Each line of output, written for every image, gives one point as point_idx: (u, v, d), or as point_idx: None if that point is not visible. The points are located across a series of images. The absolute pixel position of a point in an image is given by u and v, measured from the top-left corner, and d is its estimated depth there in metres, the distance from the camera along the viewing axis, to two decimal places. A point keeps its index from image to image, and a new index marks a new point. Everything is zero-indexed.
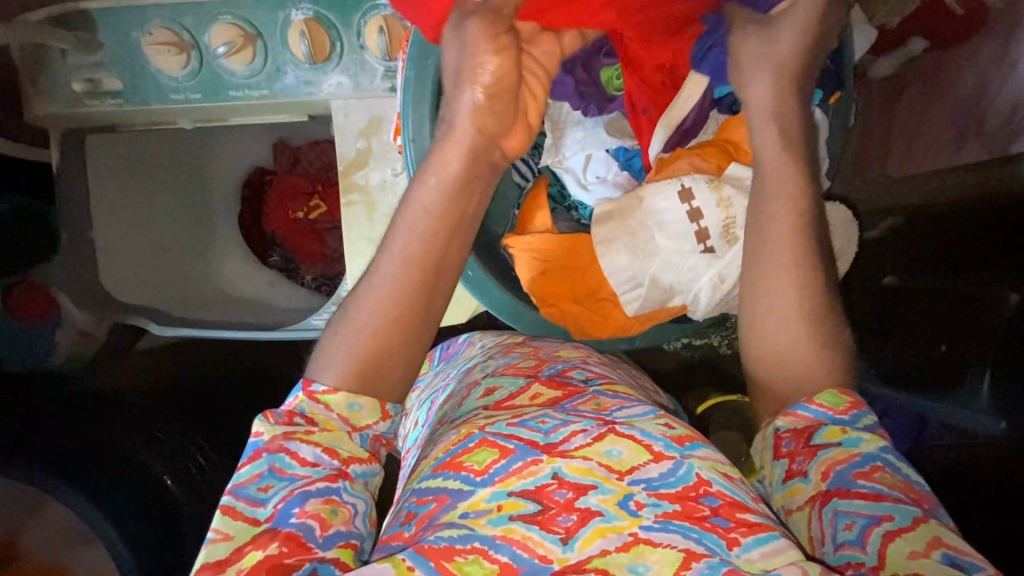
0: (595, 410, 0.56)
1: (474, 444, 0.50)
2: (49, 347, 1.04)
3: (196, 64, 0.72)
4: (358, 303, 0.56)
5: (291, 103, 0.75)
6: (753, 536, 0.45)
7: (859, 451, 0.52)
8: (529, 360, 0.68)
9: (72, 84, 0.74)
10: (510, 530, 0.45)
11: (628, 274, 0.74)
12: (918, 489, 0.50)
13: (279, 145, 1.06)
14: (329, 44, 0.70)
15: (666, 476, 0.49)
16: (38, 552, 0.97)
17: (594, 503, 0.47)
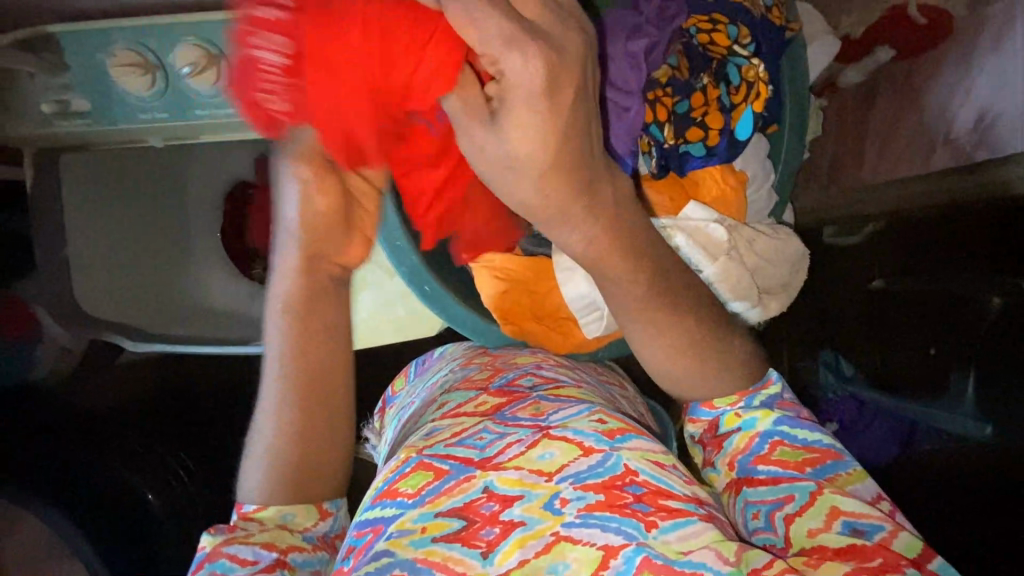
0: (533, 415, 0.56)
1: (411, 469, 0.52)
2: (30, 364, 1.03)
3: (162, 85, 0.73)
4: (258, 434, 0.59)
5: None
6: (670, 520, 0.47)
7: (755, 426, 0.59)
8: (483, 372, 0.69)
9: (42, 107, 0.75)
10: (432, 552, 0.46)
11: (585, 299, 0.73)
12: (817, 449, 0.56)
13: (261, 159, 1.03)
14: None
15: (593, 467, 0.50)
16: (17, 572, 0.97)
17: (518, 513, 0.48)
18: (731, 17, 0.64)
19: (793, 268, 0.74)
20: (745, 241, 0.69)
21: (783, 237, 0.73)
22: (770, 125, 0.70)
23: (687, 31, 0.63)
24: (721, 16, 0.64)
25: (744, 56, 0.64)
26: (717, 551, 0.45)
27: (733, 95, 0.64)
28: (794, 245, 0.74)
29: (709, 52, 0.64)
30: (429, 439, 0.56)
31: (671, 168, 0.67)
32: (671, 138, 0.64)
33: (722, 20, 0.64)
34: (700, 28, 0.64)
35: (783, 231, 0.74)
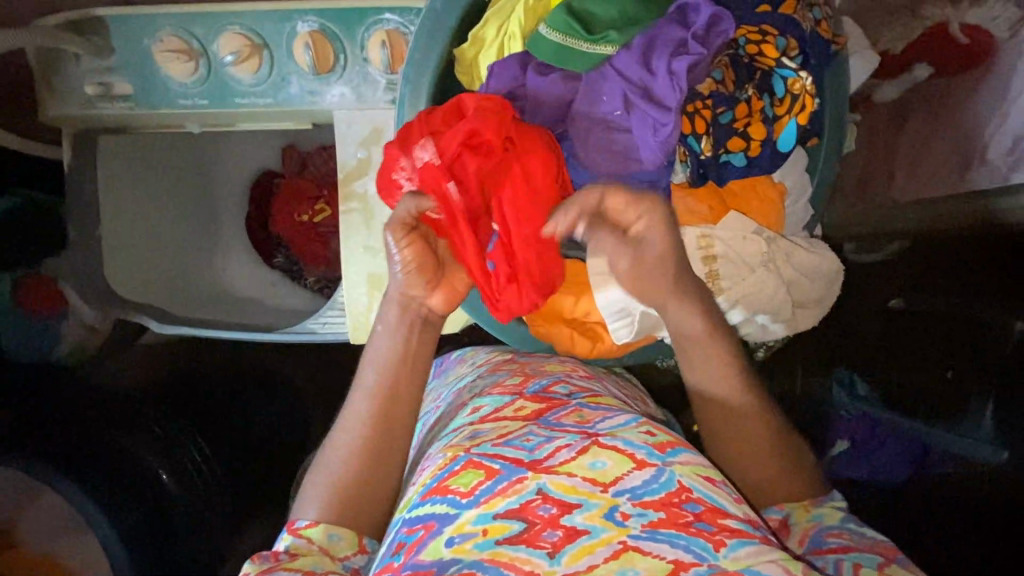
0: (577, 423, 0.58)
1: (461, 467, 0.53)
2: (54, 340, 1.04)
3: (204, 71, 0.74)
4: (335, 445, 0.64)
5: (295, 112, 0.77)
6: (736, 538, 0.47)
7: (825, 521, 0.61)
8: (515, 378, 0.70)
9: (85, 88, 0.76)
10: (497, 553, 0.46)
11: (618, 305, 0.72)
12: (887, 546, 0.57)
13: (289, 150, 1.08)
14: (334, 56, 0.72)
15: (649, 483, 0.50)
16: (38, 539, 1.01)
17: (580, 521, 0.48)
18: (779, 28, 0.63)
19: (827, 285, 0.74)
20: (782, 252, 0.70)
21: (818, 251, 0.73)
22: (811, 138, 0.69)
23: (733, 43, 0.64)
24: (770, 27, 0.64)
25: (791, 67, 0.63)
26: (785, 566, 0.45)
27: (777, 106, 0.64)
28: (829, 260, 0.73)
29: (755, 64, 0.64)
30: (474, 438, 0.58)
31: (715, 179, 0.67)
32: (714, 148, 0.65)
33: (770, 31, 0.64)
34: (748, 40, 0.64)
35: (817, 244, 0.74)
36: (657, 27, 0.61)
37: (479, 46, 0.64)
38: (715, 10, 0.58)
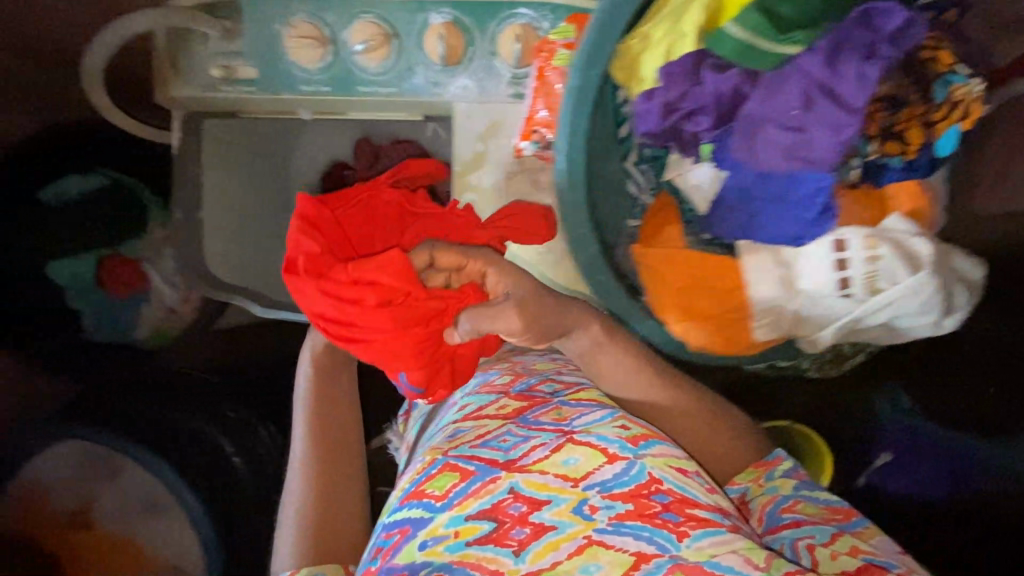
0: (555, 420, 0.62)
1: (437, 471, 0.58)
2: (133, 322, 1.11)
3: (331, 58, 0.75)
4: (293, 495, 0.67)
5: (416, 102, 0.77)
6: (701, 529, 0.51)
7: (778, 494, 0.62)
8: (505, 376, 0.72)
9: (210, 70, 0.77)
10: (467, 554, 0.52)
11: (772, 300, 0.65)
12: (840, 509, 0.60)
13: (360, 140, 0.96)
14: (463, 48, 0.73)
15: (619, 476, 0.55)
16: (111, 520, 1.01)
17: (548, 517, 0.53)
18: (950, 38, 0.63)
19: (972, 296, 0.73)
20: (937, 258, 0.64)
21: (972, 264, 0.73)
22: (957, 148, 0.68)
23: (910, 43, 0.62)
24: (942, 37, 0.63)
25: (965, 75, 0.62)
26: (745, 556, 0.50)
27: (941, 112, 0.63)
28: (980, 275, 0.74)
29: (932, 67, 0.62)
30: (452, 441, 0.63)
31: (869, 181, 0.66)
32: (878, 147, 0.63)
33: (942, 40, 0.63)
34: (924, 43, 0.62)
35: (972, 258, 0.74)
36: (841, 28, 0.56)
37: (646, 42, 0.58)
38: (908, 14, 0.55)
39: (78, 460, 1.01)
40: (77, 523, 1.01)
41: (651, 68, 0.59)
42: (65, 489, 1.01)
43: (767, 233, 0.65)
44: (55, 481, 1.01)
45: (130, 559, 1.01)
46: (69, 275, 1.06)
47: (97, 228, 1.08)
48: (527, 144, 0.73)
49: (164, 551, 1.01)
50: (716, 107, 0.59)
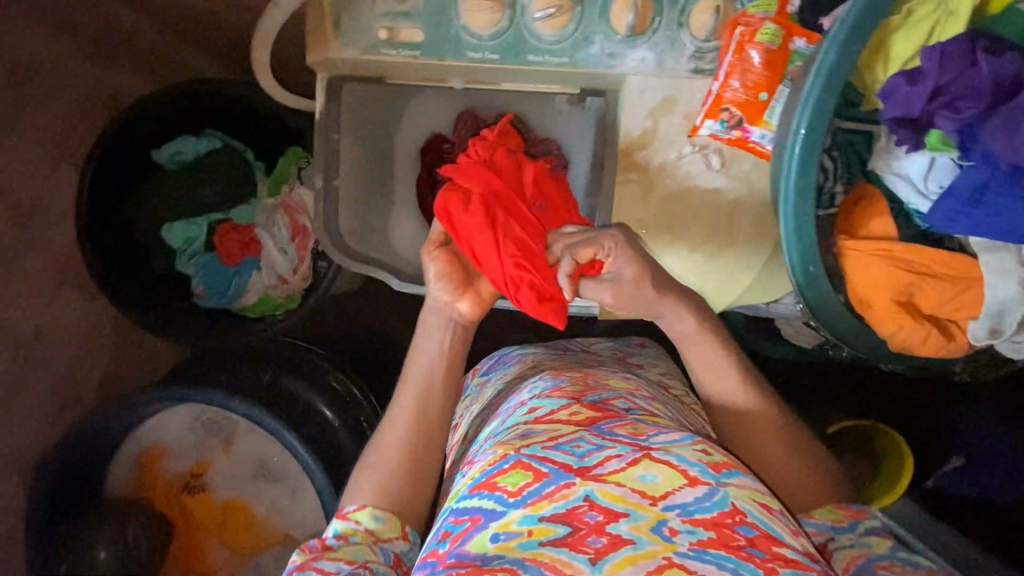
0: (630, 434, 0.53)
1: (509, 465, 0.50)
2: (242, 289, 1.07)
3: (506, 23, 0.71)
4: (386, 437, 0.64)
5: (586, 75, 0.73)
6: (791, 568, 0.44)
7: (874, 550, 0.54)
8: (575, 385, 0.63)
9: (375, 31, 0.73)
10: (540, 553, 0.44)
11: (1002, 306, 0.58)
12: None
13: (465, 114, 0.93)
14: (651, 18, 0.69)
15: (701, 501, 0.47)
16: (225, 485, 1.01)
17: (625, 530, 0.45)
18: None
19: None
20: None
21: None
22: None
23: None
24: None
25: None
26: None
27: None
28: None
29: None
30: (524, 438, 0.54)
31: None
32: None
33: None
34: None
35: None
36: None
37: (906, 19, 0.56)
38: None
39: (198, 424, 1.01)
40: (190, 486, 1.02)
41: (904, 48, 0.56)
42: (182, 452, 1.01)
43: (1008, 227, 0.56)
44: (173, 444, 1.01)
45: (240, 525, 1.01)
46: (183, 237, 1.06)
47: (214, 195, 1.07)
48: (712, 123, 0.69)
49: (275, 518, 1.00)
50: (993, 90, 0.53)
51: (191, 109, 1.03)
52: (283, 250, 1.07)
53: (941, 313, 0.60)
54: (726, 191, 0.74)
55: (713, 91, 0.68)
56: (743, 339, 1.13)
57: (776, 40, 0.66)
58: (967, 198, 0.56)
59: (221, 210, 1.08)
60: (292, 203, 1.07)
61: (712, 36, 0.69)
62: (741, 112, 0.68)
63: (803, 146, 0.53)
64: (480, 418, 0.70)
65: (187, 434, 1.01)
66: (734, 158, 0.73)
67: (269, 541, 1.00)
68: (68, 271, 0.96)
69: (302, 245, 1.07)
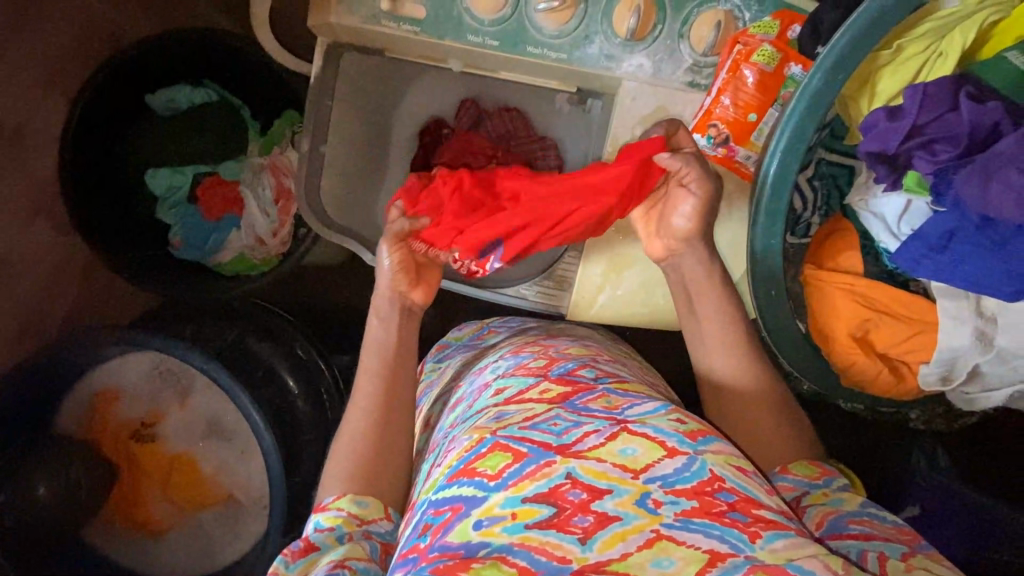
0: (606, 407, 0.53)
1: (487, 448, 0.50)
2: (219, 246, 1.07)
3: (509, 11, 0.71)
4: (361, 405, 0.67)
5: (582, 73, 0.73)
6: (772, 529, 0.45)
7: (845, 506, 0.56)
8: (539, 359, 0.64)
9: (377, 1, 0.73)
10: (528, 537, 0.44)
11: (954, 355, 0.58)
12: (908, 531, 0.53)
13: (468, 102, 0.93)
14: (653, 25, 0.68)
15: (680, 471, 0.48)
16: (175, 438, 1.00)
17: (610, 507, 0.46)
18: None
19: None
20: None
21: None
22: None
23: None
24: None
25: None
26: (826, 560, 0.43)
27: None
28: None
29: None
30: (499, 420, 0.54)
31: None
32: None
33: None
34: None
35: None
36: None
37: (895, 56, 0.56)
38: None
39: (156, 372, 0.99)
40: (139, 435, 1.01)
41: (890, 85, 0.57)
42: (138, 398, 1.00)
43: (968, 276, 0.55)
44: (129, 388, 1.00)
45: (185, 479, 1.00)
46: (165, 186, 1.05)
47: (206, 147, 1.07)
48: (698, 137, 0.69)
49: (222, 476, 1.00)
50: (966, 137, 0.52)
51: (192, 57, 1.02)
52: (265, 212, 1.06)
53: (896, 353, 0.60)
54: (705, 207, 0.74)
55: (705, 105, 0.68)
56: None
57: (772, 63, 0.66)
58: (933, 241, 0.56)
59: (211, 162, 1.07)
60: (280, 164, 1.07)
61: (711, 52, 0.69)
62: (729, 130, 0.68)
63: (778, 170, 0.53)
64: (438, 398, 0.72)
65: (143, 382, 1.00)
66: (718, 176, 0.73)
67: (212, 497, 1.00)
68: (46, 203, 0.96)
69: (285, 209, 1.06)
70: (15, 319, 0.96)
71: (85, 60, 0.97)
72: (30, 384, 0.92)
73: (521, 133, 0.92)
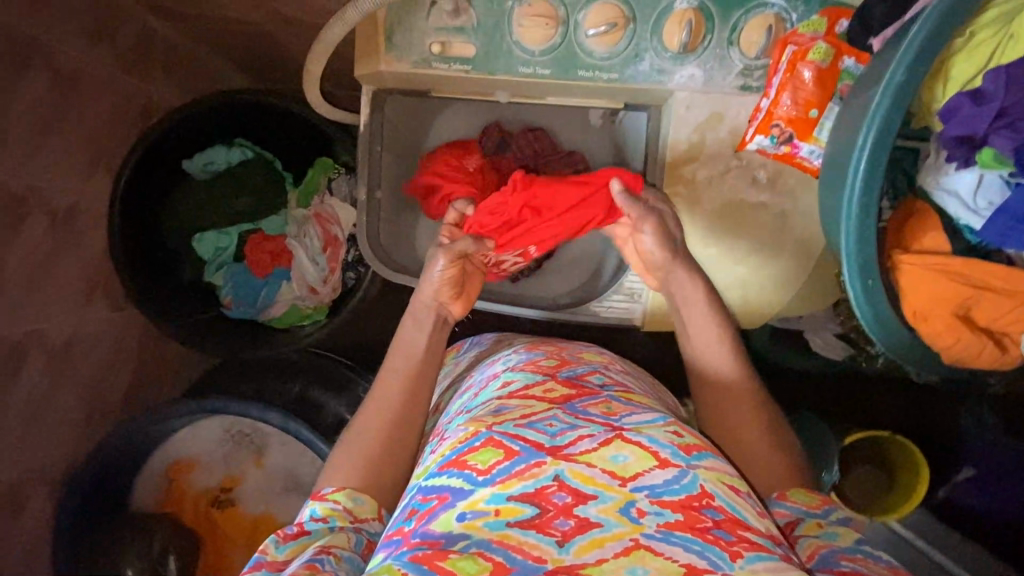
0: (604, 414, 0.55)
1: (481, 443, 0.50)
2: (270, 300, 1.07)
3: (558, 40, 0.72)
4: None
5: (634, 90, 0.74)
6: (754, 550, 0.45)
7: (837, 541, 0.54)
8: (550, 359, 0.65)
9: (427, 45, 0.73)
10: (506, 536, 0.45)
11: None
12: (904, 574, 0.50)
13: (492, 126, 0.94)
14: (703, 35, 0.70)
15: (670, 483, 0.49)
16: (253, 500, 1.00)
17: (593, 513, 0.47)
18: None
19: None
20: None
21: None
22: None
23: None
24: None
25: None
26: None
27: None
28: None
29: None
30: (497, 415, 0.54)
31: None
32: None
33: None
34: None
35: None
36: None
37: (968, 42, 0.58)
38: None
39: (229, 436, 0.99)
40: (219, 501, 1.01)
41: (965, 70, 0.59)
42: (214, 463, 1.00)
43: None
44: (204, 456, 1.00)
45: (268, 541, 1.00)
46: (213, 249, 1.06)
47: (250, 206, 1.06)
48: (761, 138, 0.71)
49: None
50: None
51: (226, 119, 1.03)
52: (314, 260, 1.06)
53: (998, 327, 0.62)
54: (770, 205, 0.76)
55: (764, 108, 0.70)
56: (765, 350, 1.14)
57: (828, 59, 0.68)
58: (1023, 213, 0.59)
59: (252, 219, 1.07)
60: (325, 214, 1.08)
61: (761, 55, 0.70)
62: (792, 129, 0.69)
63: (867, 164, 0.56)
64: (448, 387, 0.75)
65: (217, 448, 1.00)
66: (779, 173, 0.75)
67: None
68: (101, 282, 0.96)
69: (334, 256, 1.07)
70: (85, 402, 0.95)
71: (120, 132, 0.97)
72: (106, 466, 0.91)
73: (550, 152, 0.93)
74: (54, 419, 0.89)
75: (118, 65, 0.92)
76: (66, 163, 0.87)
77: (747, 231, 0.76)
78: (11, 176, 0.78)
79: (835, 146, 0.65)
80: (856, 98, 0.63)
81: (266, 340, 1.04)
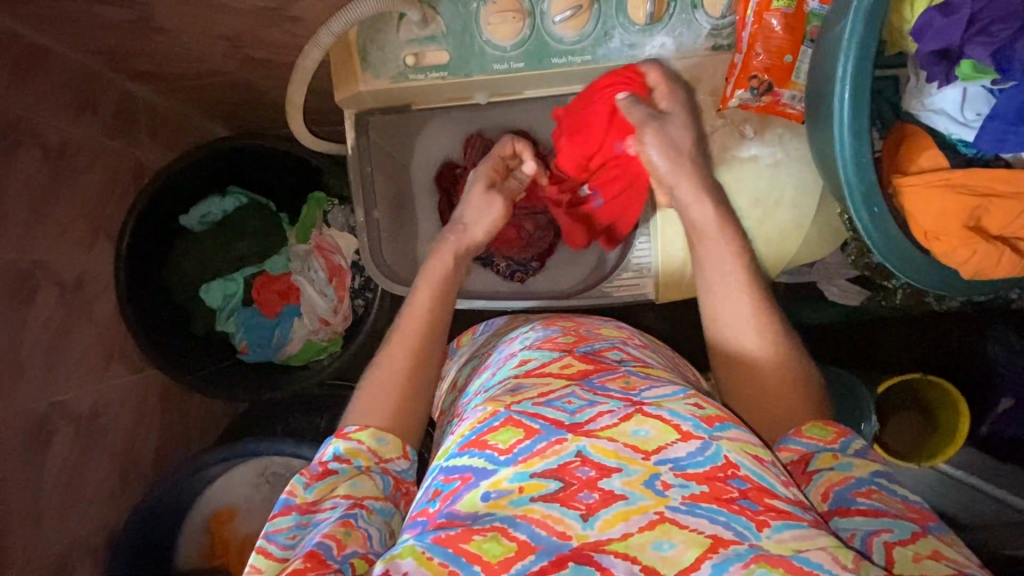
0: (622, 389, 0.53)
1: (500, 422, 0.49)
2: (284, 339, 1.08)
3: (528, 32, 0.73)
4: None
5: (610, 69, 0.76)
6: (782, 519, 0.43)
7: (856, 476, 0.51)
8: (567, 336, 0.64)
9: (401, 59, 0.75)
10: (530, 510, 0.44)
11: None
12: (917, 509, 0.48)
13: (473, 137, 0.94)
14: (666, 5, 0.71)
15: (694, 455, 0.47)
16: None
17: (618, 486, 0.45)
18: None
19: None
20: None
21: None
22: None
23: None
24: None
25: None
26: (835, 555, 0.41)
27: None
28: None
29: None
30: (514, 394, 0.53)
31: None
32: None
33: None
34: None
35: None
36: None
37: None
38: None
39: (264, 479, 0.99)
40: None
41: None
42: (252, 508, 1.00)
43: None
44: (242, 503, 1.00)
45: None
46: (220, 296, 1.06)
47: (251, 249, 1.08)
48: (742, 92, 0.73)
49: None
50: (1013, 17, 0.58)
51: (216, 168, 1.04)
52: (322, 292, 1.07)
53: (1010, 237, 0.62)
54: (762, 156, 0.77)
55: (740, 62, 0.72)
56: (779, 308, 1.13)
57: (791, 5, 0.71)
58: (1010, 115, 0.61)
59: (256, 262, 1.09)
60: (325, 245, 1.09)
61: (727, 13, 0.72)
62: (770, 77, 0.73)
63: (854, 95, 0.58)
64: (467, 365, 0.75)
65: (254, 494, 1.00)
66: (766, 126, 0.77)
67: None
68: (118, 348, 0.96)
69: (341, 284, 1.08)
70: (117, 467, 0.94)
71: (117, 196, 0.98)
72: (147, 526, 0.91)
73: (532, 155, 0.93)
74: (88, 486, 0.89)
75: (105, 134, 0.94)
76: (69, 233, 0.88)
77: (743, 182, 0.77)
78: (17, 253, 0.79)
79: (818, 74, 0.65)
80: (828, 34, 0.63)
81: (279, 382, 1.03)
